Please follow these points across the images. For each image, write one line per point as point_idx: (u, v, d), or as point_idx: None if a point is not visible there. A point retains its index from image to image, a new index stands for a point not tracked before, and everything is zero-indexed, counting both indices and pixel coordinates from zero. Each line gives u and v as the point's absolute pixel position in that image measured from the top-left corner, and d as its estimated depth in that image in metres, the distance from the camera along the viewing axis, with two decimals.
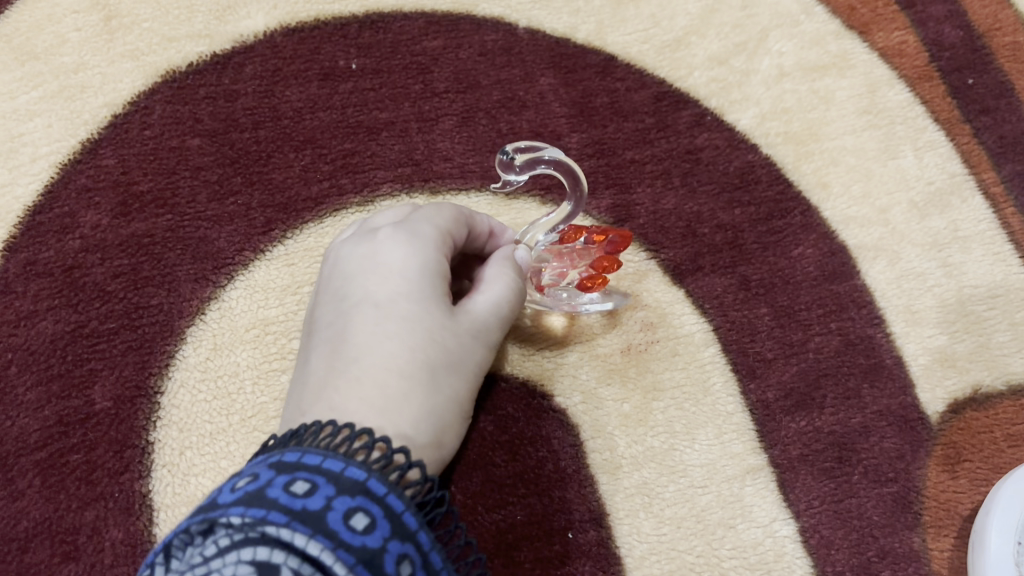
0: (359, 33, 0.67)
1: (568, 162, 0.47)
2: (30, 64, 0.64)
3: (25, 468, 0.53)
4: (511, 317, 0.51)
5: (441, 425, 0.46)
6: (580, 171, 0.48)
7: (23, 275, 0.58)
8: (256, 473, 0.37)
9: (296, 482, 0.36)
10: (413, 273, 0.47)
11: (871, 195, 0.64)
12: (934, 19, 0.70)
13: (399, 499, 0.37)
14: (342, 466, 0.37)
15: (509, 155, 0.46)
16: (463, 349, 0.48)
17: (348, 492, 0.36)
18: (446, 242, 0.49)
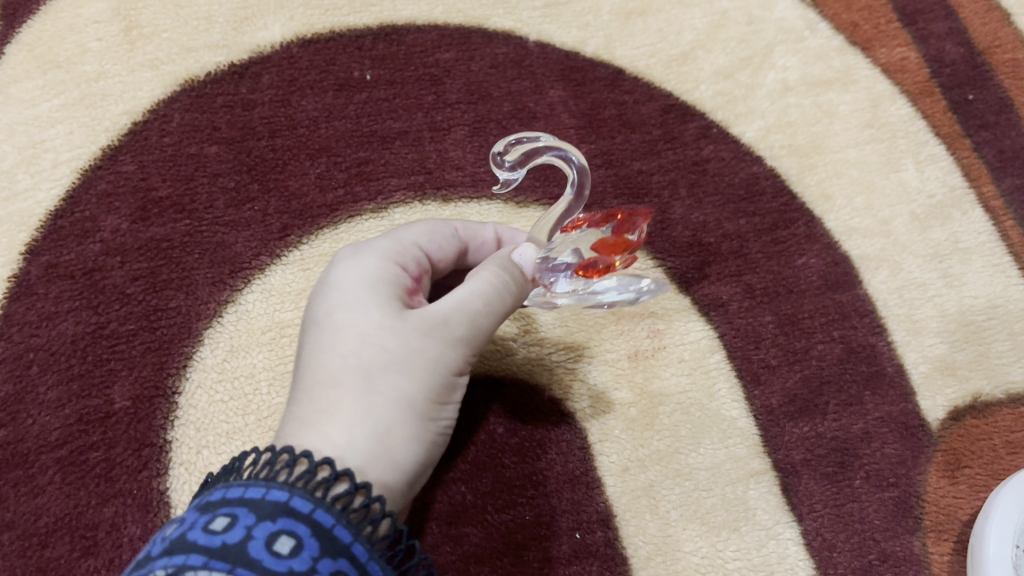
0: (373, 45, 0.68)
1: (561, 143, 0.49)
2: (52, 72, 0.66)
3: (46, 465, 0.54)
4: (494, 309, 0.46)
5: (388, 429, 0.42)
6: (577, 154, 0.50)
7: (45, 277, 0.59)
8: (185, 517, 0.37)
9: (218, 519, 0.36)
10: (355, 280, 0.46)
11: (873, 207, 0.65)
12: (935, 36, 0.72)
13: (328, 512, 0.37)
14: (262, 492, 0.37)
15: (498, 151, 0.48)
16: (420, 348, 0.44)
17: (269, 517, 0.35)
18: (408, 251, 0.49)
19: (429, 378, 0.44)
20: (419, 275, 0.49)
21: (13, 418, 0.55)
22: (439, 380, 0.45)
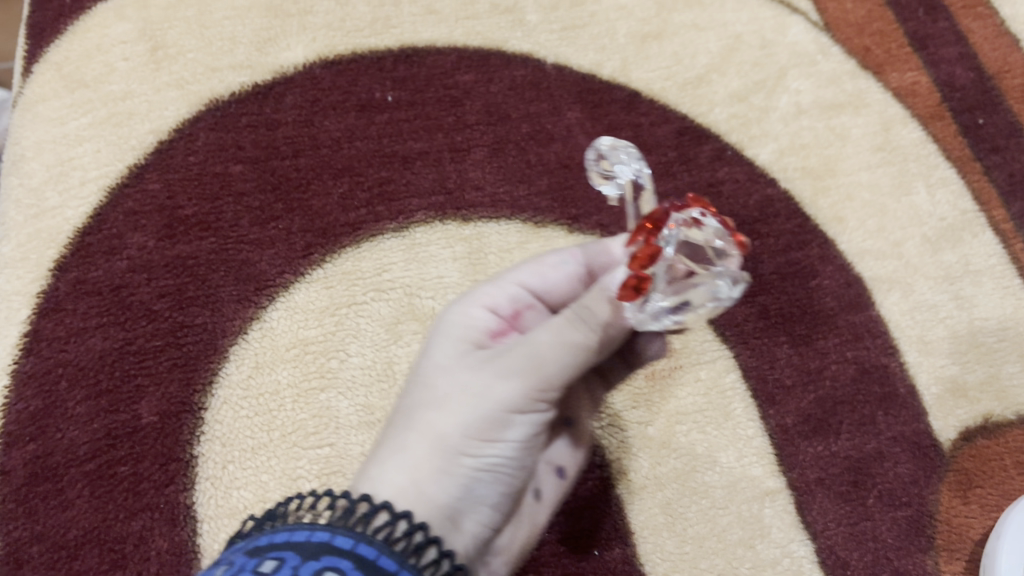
0: (395, 66, 0.70)
1: (616, 164, 0.44)
2: (80, 91, 0.68)
3: (75, 478, 0.55)
4: (565, 347, 0.39)
5: (416, 465, 0.40)
6: (618, 182, 0.43)
7: (73, 294, 0.60)
8: (229, 562, 0.35)
9: (264, 563, 0.34)
10: (443, 322, 0.45)
11: (885, 230, 0.66)
12: (945, 61, 0.73)
13: (371, 546, 0.35)
14: (305, 534, 0.35)
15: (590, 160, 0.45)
16: (464, 386, 0.41)
17: (314, 556, 0.34)
18: (504, 289, 0.46)
19: (468, 417, 0.40)
20: (516, 312, 0.45)
21: (42, 432, 0.56)
22: (480, 419, 0.40)
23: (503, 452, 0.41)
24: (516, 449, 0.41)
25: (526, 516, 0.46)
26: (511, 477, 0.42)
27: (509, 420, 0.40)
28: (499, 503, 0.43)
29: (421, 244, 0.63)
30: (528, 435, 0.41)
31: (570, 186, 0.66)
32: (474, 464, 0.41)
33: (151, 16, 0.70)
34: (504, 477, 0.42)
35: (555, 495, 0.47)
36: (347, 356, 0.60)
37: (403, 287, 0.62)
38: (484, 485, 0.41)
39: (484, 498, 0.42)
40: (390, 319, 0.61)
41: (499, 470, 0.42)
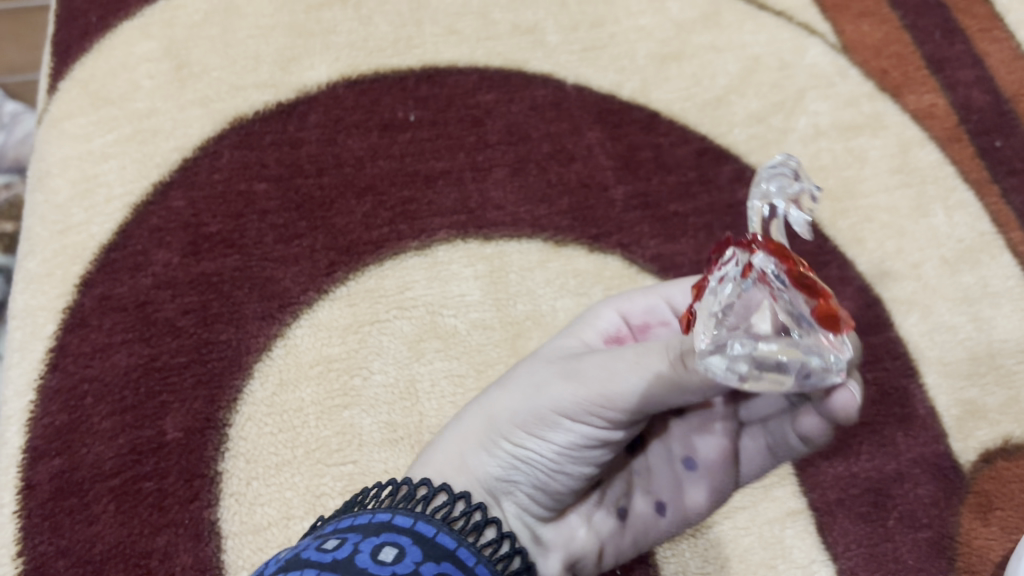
0: (416, 86, 0.71)
1: (775, 187, 0.32)
2: (105, 108, 0.68)
3: (100, 493, 0.55)
4: (641, 369, 0.36)
5: (469, 435, 0.45)
6: (757, 203, 0.32)
7: (98, 309, 0.61)
8: (295, 545, 0.39)
9: (328, 541, 0.37)
10: (584, 315, 0.48)
11: (904, 251, 0.67)
12: (962, 84, 0.74)
13: (428, 525, 0.39)
14: (368, 517, 0.39)
15: (774, 176, 0.32)
16: (528, 380, 0.44)
17: (374, 534, 0.37)
18: (647, 299, 0.47)
19: (516, 409, 0.43)
20: (646, 325, 0.46)
21: (68, 447, 0.57)
22: (522, 416, 0.43)
23: (544, 450, 0.43)
24: (557, 456, 0.43)
25: (606, 522, 0.49)
26: (559, 478, 0.45)
27: (549, 426, 0.42)
28: (541, 494, 0.45)
29: (443, 263, 0.64)
30: (568, 450, 0.42)
31: (590, 206, 0.67)
32: (514, 453, 0.44)
33: (176, 34, 0.71)
34: (549, 479, 0.44)
35: (645, 517, 0.49)
36: (370, 373, 0.60)
37: (426, 305, 0.62)
38: (527, 477, 0.45)
39: (530, 486, 0.45)
40: (413, 337, 0.61)
41: (541, 470, 0.44)
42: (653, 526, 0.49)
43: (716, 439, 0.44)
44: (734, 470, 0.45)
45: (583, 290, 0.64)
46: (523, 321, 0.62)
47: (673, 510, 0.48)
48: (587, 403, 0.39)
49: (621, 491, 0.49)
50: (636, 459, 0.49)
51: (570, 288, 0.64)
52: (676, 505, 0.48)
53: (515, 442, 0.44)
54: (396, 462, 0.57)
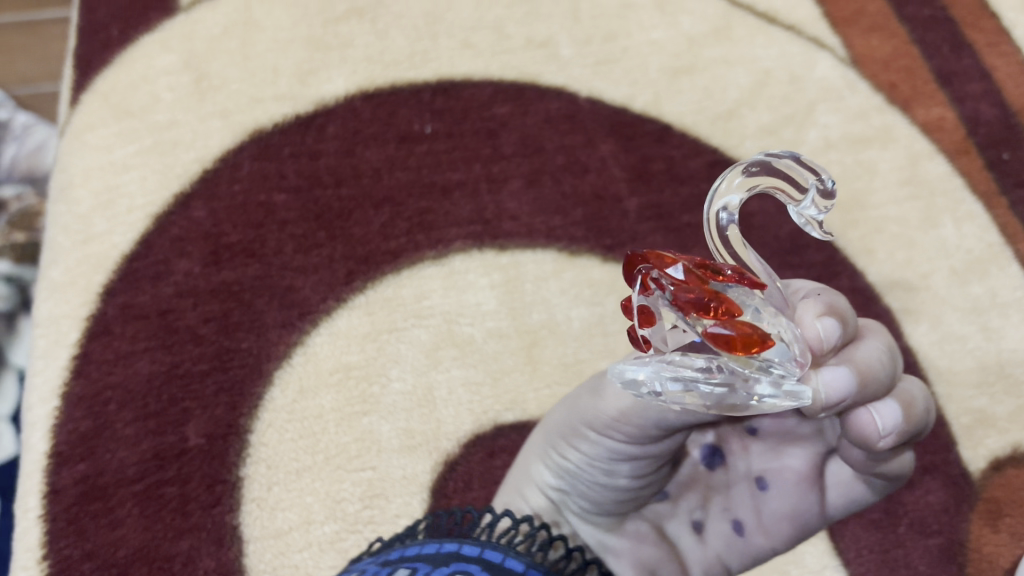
0: (433, 99, 0.72)
1: (727, 182, 0.37)
2: (127, 120, 0.70)
3: (124, 498, 0.57)
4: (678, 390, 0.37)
5: (538, 445, 0.49)
6: (714, 205, 0.38)
7: (121, 317, 0.62)
8: (364, 570, 0.41)
9: (398, 572, 0.39)
10: None
11: (914, 262, 0.68)
12: (970, 97, 0.75)
13: (497, 551, 0.41)
14: (436, 547, 0.41)
15: (730, 174, 0.37)
16: (571, 397, 0.46)
17: (444, 564, 0.39)
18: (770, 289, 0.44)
19: (559, 425, 0.46)
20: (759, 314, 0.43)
21: (92, 453, 0.58)
22: (561, 432, 0.46)
23: (583, 461, 0.45)
24: (595, 467, 0.45)
25: (681, 535, 0.51)
26: (604, 489, 0.46)
27: (581, 440, 0.44)
28: (597, 502, 0.48)
29: (459, 272, 0.65)
30: (599, 461, 0.44)
31: (603, 217, 0.68)
32: (559, 464, 0.47)
33: (196, 47, 0.72)
34: (595, 489, 0.47)
35: (721, 536, 0.51)
36: (388, 381, 0.61)
37: (442, 314, 0.63)
38: (576, 488, 0.47)
39: (583, 495, 0.48)
40: (430, 345, 0.62)
41: (583, 481, 0.47)
42: (732, 547, 0.51)
43: (798, 460, 0.48)
44: (818, 486, 0.48)
45: (598, 299, 0.64)
46: (539, 330, 0.63)
47: (752, 530, 0.50)
48: (616, 416, 0.41)
49: (696, 504, 0.51)
50: (712, 473, 0.51)
51: (585, 297, 0.64)
52: (756, 523, 0.50)
53: (558, 456, 0.47)
54: (414, 468, 0.58)
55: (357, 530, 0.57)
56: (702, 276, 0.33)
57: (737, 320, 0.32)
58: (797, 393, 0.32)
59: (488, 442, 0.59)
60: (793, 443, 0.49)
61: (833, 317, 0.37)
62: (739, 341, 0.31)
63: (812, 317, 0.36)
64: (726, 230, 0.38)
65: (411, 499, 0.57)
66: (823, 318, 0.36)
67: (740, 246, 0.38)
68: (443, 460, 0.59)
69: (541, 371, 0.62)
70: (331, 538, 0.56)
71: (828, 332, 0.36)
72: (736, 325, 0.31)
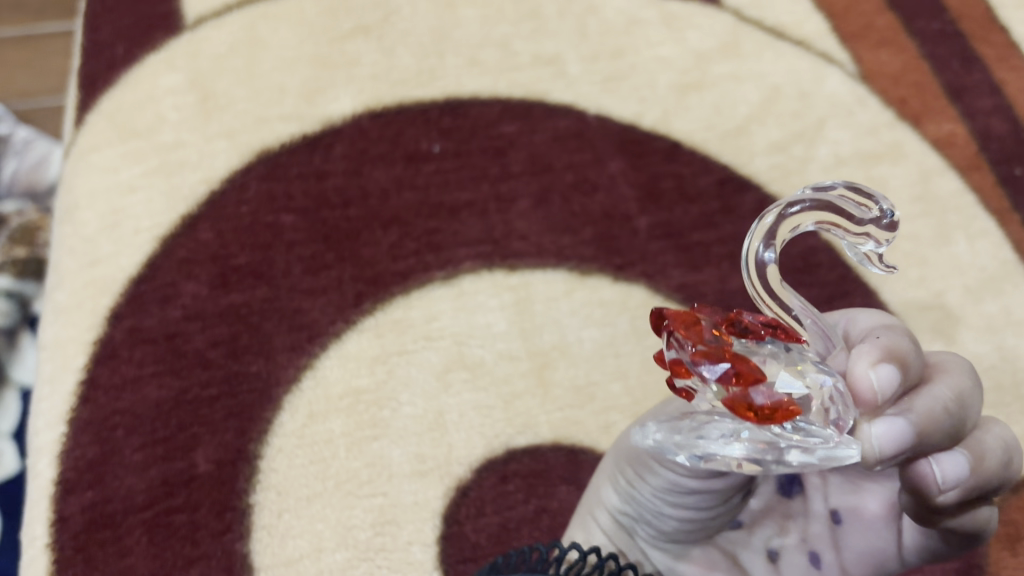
0: (440, 118, 0.71)
1: (769, 219, 0.38)
2: (132, 141, 0.69)
3: (133, 526, 0.56)
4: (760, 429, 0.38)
5: (606, 475, 0.50)
6: (755, 241, 0.39)
7: (128, 341, 0.61)
8: None
9: None
10: None
11: (927, 280, 0.67)
12: (981, 112, 0.75)
13: None
14: None
15: (769, 216, 0.38)
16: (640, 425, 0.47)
17: None
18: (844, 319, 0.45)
19: (629, 453, 0.47)
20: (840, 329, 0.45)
21: (99, 480, 0.57)
22: (631, 458, 0.47)
23: (650, 489, 0.46)
24: (661, 494, 0.46)
25: (754, 563, 0.49)
26: (668, 517, 0.47)
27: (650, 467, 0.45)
28: (663, 531, 0.48)
29: (469, 293, 0.64)
30: (667, 490, 0.45)
31: (614, 236, 0.67)
32: (626, 491, 0.48)
33: (202, 66, 0.72)
34: (660, 517, 0.47)
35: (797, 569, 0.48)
36: (398, 405, 0.60)
37: (452, 336, 0.63)
38: (643, 516, 0.48)
39: (651, 524, 0.48)
40: (441, 367, 0.62)
41: (649, 509, 0.47)
42: None
43: (874, 498, 0.47)
44: (897, 526, 0.47)
45: (610, 319, 0.64)
46: (550, 351, 0.63)
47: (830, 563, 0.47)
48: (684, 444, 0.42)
49: (771, 533, 0.49)
50: (790, 501, 0.49)
51: (596, 318, 0.64)
52: (833, 555, 0.48)
53: (626, 482, 0.48)
54: (425, 493, 0.58)
55: (369, 557, 0.56)
56: (726, 342, 0.33)
57: (759, 386, 0.32)
58: (839, 453, 0.32)
59: (499, 466, 0.59)
60: (872, 480, 0.48)
61: (891, 363, 0.37)
62: (768, 409, 0.32)
63: (866, 366, 0.37)
64: (765, 268, 0.39)
65: (423, 526, 0.57)
66: (879, 367, 0.36)
67: (780, 289, 0.39)
68: (455, 485, 0.58)
69: (552, 394, 0.61)
70: (342, 566, 0.55)
71: (881, 382, 0.36)
72: (761, 395, 0.32)
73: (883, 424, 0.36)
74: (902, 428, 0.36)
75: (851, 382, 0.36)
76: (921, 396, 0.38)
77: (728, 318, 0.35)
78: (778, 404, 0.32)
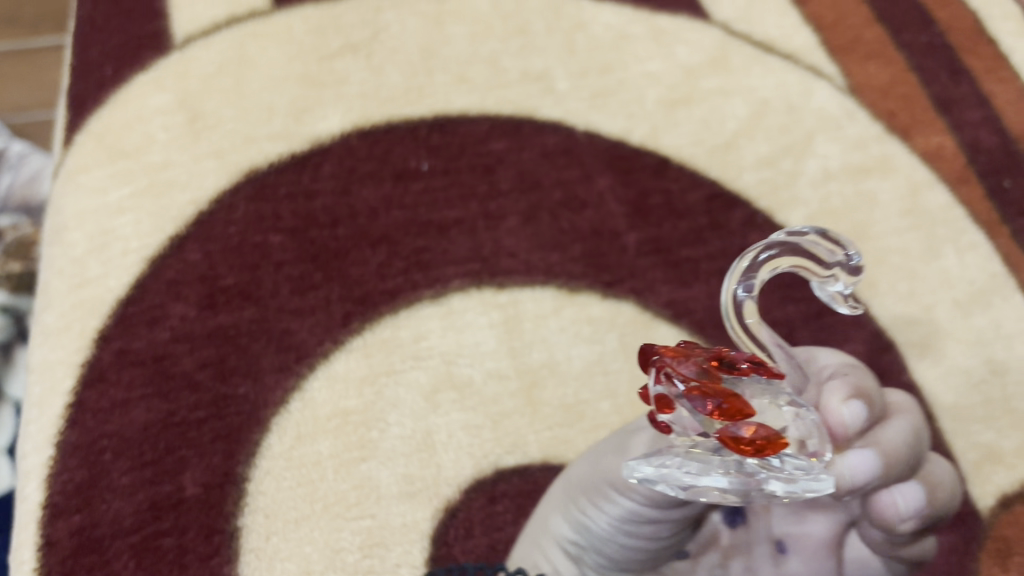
0: (428, 135, 0.71)
1: (745, 263, 0.38)
2: (121, 161, 0.68)
3: (121, 550, 0.56)
4: None
5: (554, 506, 0.48)
6: (733, 284, 0.38)
7: (116, 363, 0.61)
8: None
9: None
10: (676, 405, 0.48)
11: (917, 294, 0.67)
12: (969, 124, 0.75)
13: None
14: None
15: (744, 261, 0.38)
16: (598, 455, 0.46)
17: None
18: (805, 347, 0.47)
19: (585, 480, 0.45)
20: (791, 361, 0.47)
21: (87, 504, 0.56)
22: (586, 486, 0.45)
23: (603, 521, 0.44)
24: (615, 527, 0.44)
25: None
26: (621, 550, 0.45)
27: (608, 497, 0.44)
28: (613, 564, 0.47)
29: (457, 311, 0.64)
30: (624, 521, 0.44)
31: (602, 253, 0.67)
32: (579, 520, 0.46)
33: (190, 86, 0.72)
34: (613, 549, 0.46)
35: None
36: (386, 426, 0.60)
37: (441, 355, 0.63)
38: (594, 547, 0.46)
39: (601, 555, 0.47)
40: (429, 387, 0.62)
41: (601, 541, 0.45)
42: None
43: (819, 527, 0.48)
44: (837, 555, 0.48)
45: (599, 337, 0.64)
46: (539, 369, 0.63)
47: None
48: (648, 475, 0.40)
49: (716, 562, 0.49)
50: (733, 531, 0.49)
51: (585, 335, 0.64)
52: None
53: (579, 511, 0.46)
54: (414, 515, 0.58)
55: None
56: (716, 373, 0.32)
57: (749, 422, 0.32)
58: (816, 485, 0.33)
59: (488, 487, 0.59)
60: (817, 509, 0.48)
61: (858, 400, 0.40)
62: (759, 443, 0.31)
63: (838, 402, 0.39)
64: (744, 307, 0.39)
65: (411, 547, 0.57)
66: (849, 403, 0.39)
67: (758, 329, 0.39)
68: (443, 507, 0.58)
69: (541, 413, 0.61)
70: None
71: (852, 417, 0.39)
72: (751, 430, 0.31)
73: (856, 456, 0.39)
74: (871, 459, 0.39)
75: (825, 416, 0.39)
76: (885, 427, 0.42)
77: (719, 353, 0.34)
78: (768, 439, 0.31)
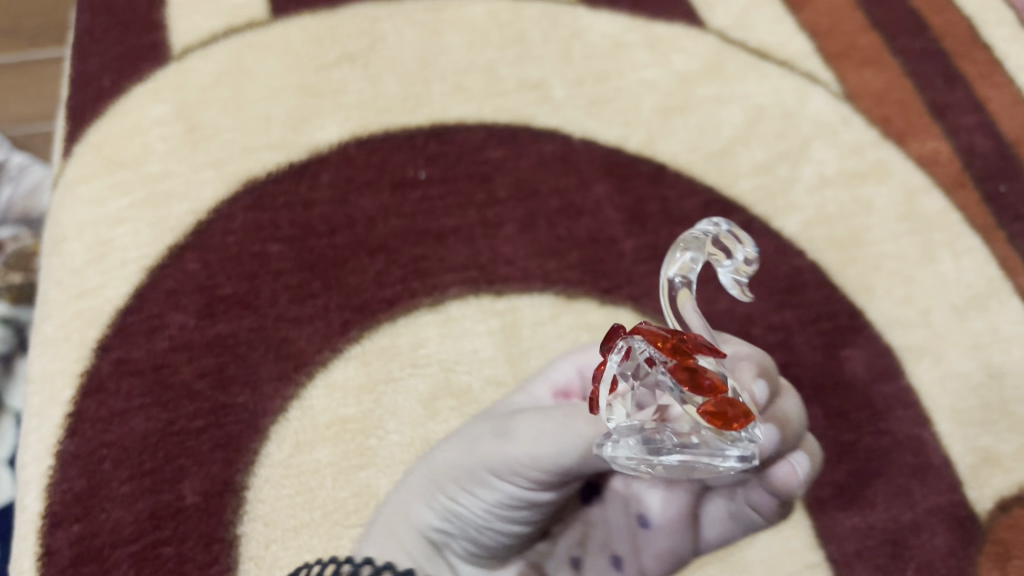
0: (426, 143, 0.72)
1: (678, 253, 0.38)
2: (120, 172, 0.69)
3: (121, 559, 0.56)
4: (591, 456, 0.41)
5: (414, 492, 0.49)
6: (668, 271, 0.39)
7: (115, 373, 0.61)
8: None
9: None
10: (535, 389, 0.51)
11: (913, 298, 0.67)
12: (964, 129, 0.75)
13: None
14: None
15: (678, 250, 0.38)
16: (465, 440, 0.47)
17: None
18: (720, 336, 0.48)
19: (450, 468, 0.47)
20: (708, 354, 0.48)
21: (87, 513, 0.57)
22: (455, 474, 0.46)
23: (473, 505, 0.46)
24: (486, 511, 0.46)
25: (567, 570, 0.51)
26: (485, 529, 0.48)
27: (480, 483, 0.45)
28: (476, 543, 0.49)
29: (455, 319, 0.64)
30: (497, 506, 0.46)
31: (600, 259, 0.68)
32: (449, 507, 0.47)
33: (188, 97, 0.72)
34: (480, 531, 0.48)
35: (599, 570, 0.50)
36: (385, 433, 0.61)
37: (439, 363, 0.63)
38: (462, 531, 0.48)
39: (467, 537, 0.49)
40: (428, 395, 0.62)
41: (472, 525, 0.48)
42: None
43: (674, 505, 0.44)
44: (691, 530, 0.44)
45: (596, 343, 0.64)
46: None
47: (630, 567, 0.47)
48: (523, 459, 0.42)
49: (575, 540, 0.51)
50: (590, 510, 0.51)
51: (583, 341, 0.64)
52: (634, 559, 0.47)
53: (449, 498, 0.47)
54: None
55: None
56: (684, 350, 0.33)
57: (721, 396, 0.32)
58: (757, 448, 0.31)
59: None
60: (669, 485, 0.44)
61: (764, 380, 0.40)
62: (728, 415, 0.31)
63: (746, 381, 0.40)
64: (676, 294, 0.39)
65: None
66: (758, 380, 0.40)
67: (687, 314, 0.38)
68: None
69: None
70: None
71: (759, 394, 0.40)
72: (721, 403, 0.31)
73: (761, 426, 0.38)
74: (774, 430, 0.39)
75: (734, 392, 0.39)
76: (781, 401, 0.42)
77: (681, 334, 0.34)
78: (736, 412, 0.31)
